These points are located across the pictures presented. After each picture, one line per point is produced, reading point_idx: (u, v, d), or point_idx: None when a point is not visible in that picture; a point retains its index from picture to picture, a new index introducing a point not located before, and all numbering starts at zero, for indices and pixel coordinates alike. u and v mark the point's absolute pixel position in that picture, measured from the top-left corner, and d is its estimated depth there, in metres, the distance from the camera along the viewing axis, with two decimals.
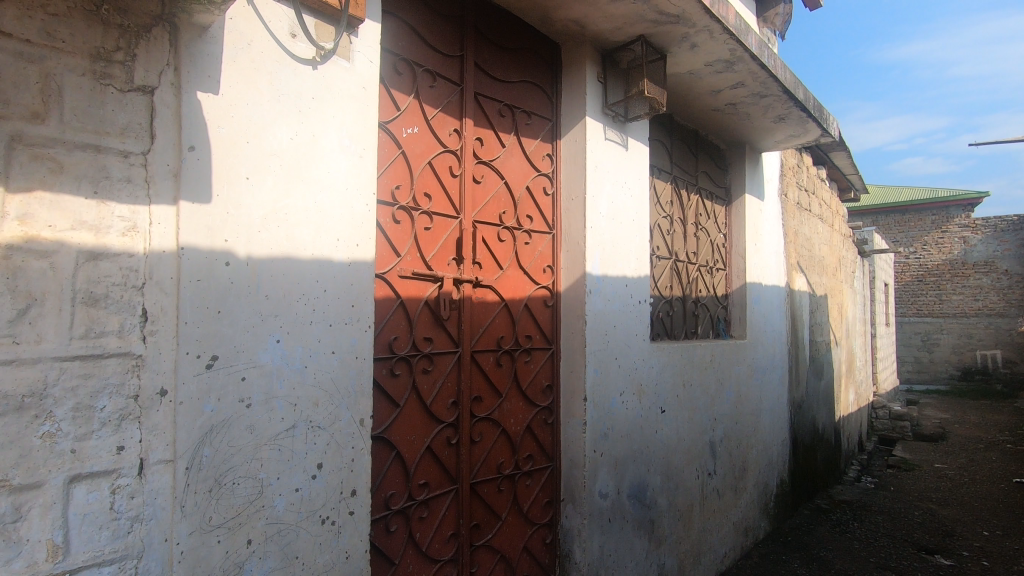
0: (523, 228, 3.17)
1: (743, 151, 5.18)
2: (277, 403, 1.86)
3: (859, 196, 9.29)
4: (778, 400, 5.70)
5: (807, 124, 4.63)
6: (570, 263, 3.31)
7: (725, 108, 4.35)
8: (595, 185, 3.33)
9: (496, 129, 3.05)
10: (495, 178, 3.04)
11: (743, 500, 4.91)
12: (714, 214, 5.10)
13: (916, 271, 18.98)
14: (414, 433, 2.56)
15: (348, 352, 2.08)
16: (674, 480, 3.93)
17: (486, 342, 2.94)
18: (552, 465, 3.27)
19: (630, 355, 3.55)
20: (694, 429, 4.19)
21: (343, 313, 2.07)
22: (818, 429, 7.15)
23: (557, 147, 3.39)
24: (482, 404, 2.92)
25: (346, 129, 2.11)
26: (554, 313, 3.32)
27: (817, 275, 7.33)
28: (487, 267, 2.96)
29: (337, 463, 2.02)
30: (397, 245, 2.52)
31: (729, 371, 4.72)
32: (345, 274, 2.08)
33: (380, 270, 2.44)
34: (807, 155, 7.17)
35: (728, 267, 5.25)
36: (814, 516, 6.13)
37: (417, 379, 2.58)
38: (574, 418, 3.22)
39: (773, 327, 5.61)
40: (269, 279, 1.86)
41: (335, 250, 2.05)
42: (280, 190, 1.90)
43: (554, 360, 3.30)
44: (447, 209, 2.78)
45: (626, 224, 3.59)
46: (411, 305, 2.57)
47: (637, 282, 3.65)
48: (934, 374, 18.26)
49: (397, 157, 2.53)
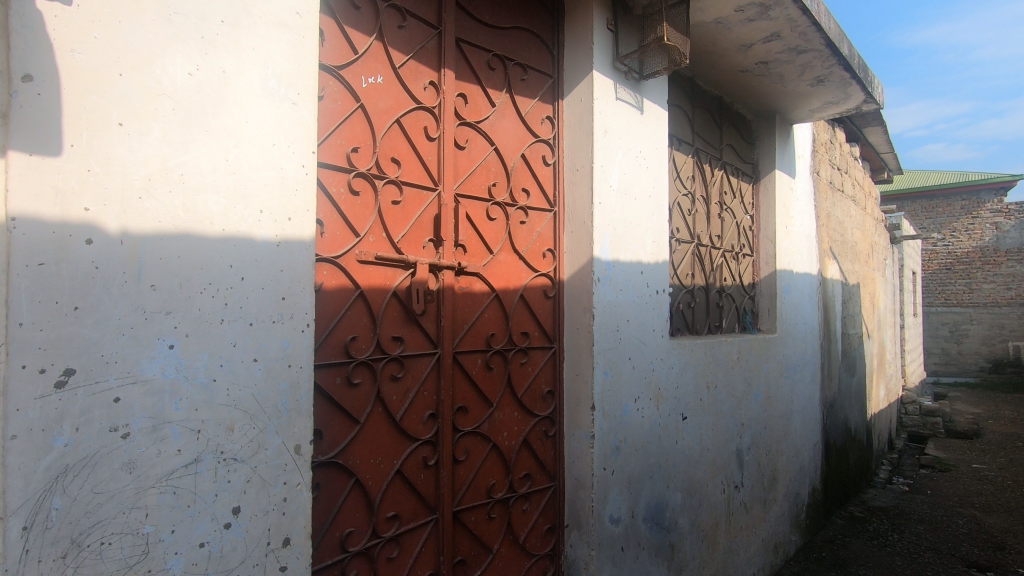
0: (518, 205, 2.65)
1: (773, 121, 4.61)
2: (172, 431, 1.38)
3: (891, 176, 8.62)
4: (810, 400, 5.16)
5: (849, 86, 4.03)
6: (575, 247, 2.79)
7: (755, 69, 3.79)
8: (604, 153, 2.79)
9: (484, 85, 2.53)
10: (483, 144, 2.52)
11: (773, 513, 4.39)
12: (741, 193, 4.53)
13: (944, 258, 18.00)
14: (380, 455, 2.08)
15: (278, 359, 1.58)
16: (697, 496, 3.42)
17: (472, 342, 2.44)
18: (554, 485, 2.76)
19: (645, 354, 3.03)
20: (719, 436, 3.67)
21: (271, 306, 1.57)
22: (850, 429, 6.59)
23: (558, 108, 2.86)
24: (468, 415, 2.42)
25: (273, 66, 1.60)
26: (556, 306, 2.81)
27: (849, 262, 6.73)
28: (473, 250, 2.46)
29: (262, 506, 1.53)
30: (354, 222, 2.02)
31: (757, 370, 4.18)
32: (274, 257, 1.58)
33: (333, 253, 1.95)
34: (840, 130, 6.52)
35: (755, 253, 4.68)
36: (847, 527, 5.59)
37: (383, 389, 2.09)
38: (580, 430, 2.71)
39: (804, 320, 5.05)
40: (156, 263, 1.37)
41: (260, 226, 1.56)
42: (174, 142, 1.40)
43: (556, 362, 2.80)
44: (422, 180, 2.27)
45: (641, 200, 3.05)
46: (375, 298, 2.08)
47: (654, 269, 3.12)
48: (962, 366, 17.49)
49: (354, 112, 2.03)
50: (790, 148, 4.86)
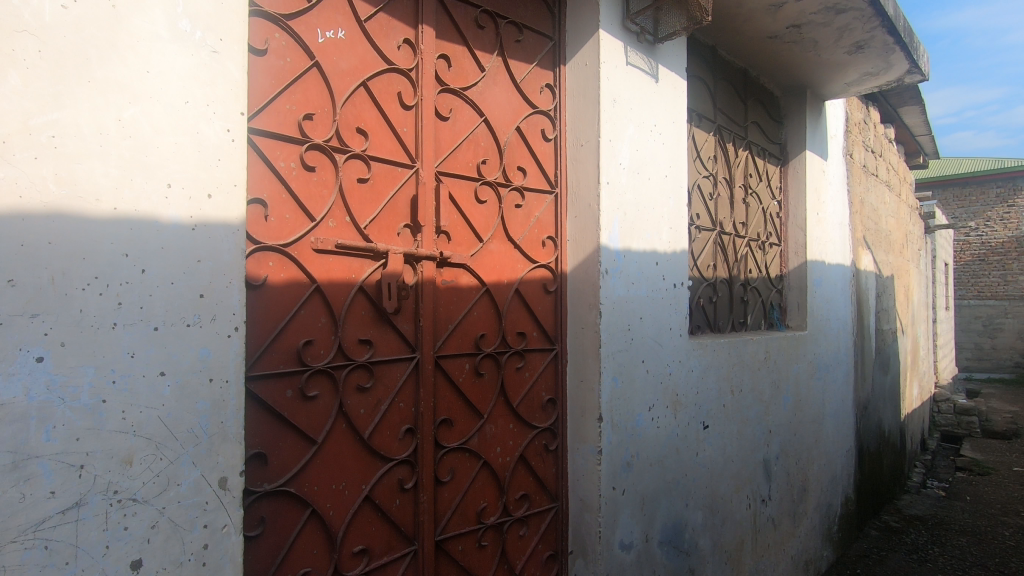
0: (512, 185, 2.30)
1: (804, 97, 4.18)
2: (42, 467, 1.07)
3: (927, 160, 8.06)
4: (844, 402, 4.74)
5: (892, 53, 3.59)
6: (579, 234, 2.43)
7: (785, 34, 3.38)
8: (613, 125, 2.42)
9: (471, 46, 2.18)
10: (471, 114, 2.17)
11: (804, 528, 4.01)
12: (768, 176, 4.12)
13: (977, 249, 17.20)
14: (344, 479, 1.76)
15: (194, 373, 1.26)
16: (720, 514, 3.06)
17: (459, 344, 2.10)
18: (556, 506, 2.42)
19: (661, 355, 2.66)
20: (744, 445, 3.29)
21: (185, 306, 1.25)
22: (884, 432, 6.14)
23: (560, 76, 2.50)
24: (455, 429, 2.09)
25: (184, 3, 1.27)
26: (558, 303, 2.46)
27: (884, 252, 6.26)
28: (459, 237, 2.11)
29: (173, 556, 1.22)
30: (309, 203, 1.69)
31: (786, 372, 3.79)
32: (189, 245, 1.26)
33: (280, 241, 1.62)
34: (875, 109, 6.03)
35: (782, 243, 4.26)
36: (882, 540, 5.16)
37: (347, 402, 1.77)
38: (585, 445, 2.37)
39: (837, 316, 4.62)
40: (14, 251, 1.05)
41: (168, 204, 1.23)
42: (41, 96, 1.08)
43: (558, 366, 2.45)
44: (396, 155, 1.93)
45: (656, 180, 2.67)
46: (336, 294, 1.75)
47: (671, 259, 2.75)
48: (996, 362, 16.76)
49: (308, 72, 1.70)
50: (822, 127, 4.43)
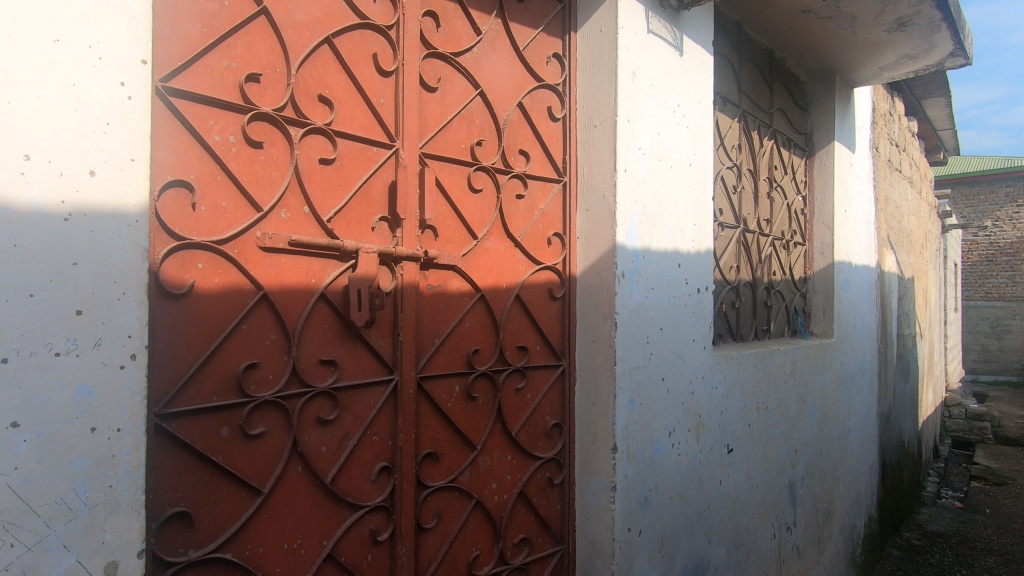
0: (512, 171, 1.94)
1: (833, 82, 3.82)
2: None
3: (947, 156, 7.70)
4: (868, 414, 4.39)
5: (938, 32, 3.22)
6: (592, 230, 2.07)
7: (821, 9, 3.01)
8: (632, 103, 2.06)
9: (464, 3, 1.81)
10: (464, 86, 1.81)
11: (829, 554, 3.67)
12: (793, 168, 3.76)
13: (986, 249, 16.86)
14: (300, 536, 1.41)
15: (67, 420, 0.90)
16: (744, 548, 2.71)
17: (447, 362, 1.74)
18: (561, 549, 2.06)
19: (683, 372, 2.30)
20: (770, 468, 2.95)
21: (52, 327, 0.89)
22: (905, 443, 5.81)
23: (569, 44, 2.13)
24: (441, 465, 1.73)
25: None
26: (565, 311, 2.10)
27: (905, 253, 5.90)
28: (449, 233, 1.75)
29: None
30: (253, 189, 1.33)
31: (812, 384, 3.43)
32: (59, 242, 0.90)
33: (213, 236, 1.26)
34: (900, 100, 5.67)
35: (807, 243, 3.90)
36: (906, 562, 4.82)
37: (304, 439, 1.41)
38: (596, 478, 2.02)
39: (863, 322, 4.27)
40: None
41: (25, 183, 0.87)
42: None
43: (566, 386, 2.09)
44: (370, 131, 1.56)
45: (680, 169, 2.31)
46: (290, 304, 1.39)
47: (695, 261, 2.39)
48: (1004, 365, 16.46)
49: (254, 22, 1.34)
50: (851, 116, 4.06)
